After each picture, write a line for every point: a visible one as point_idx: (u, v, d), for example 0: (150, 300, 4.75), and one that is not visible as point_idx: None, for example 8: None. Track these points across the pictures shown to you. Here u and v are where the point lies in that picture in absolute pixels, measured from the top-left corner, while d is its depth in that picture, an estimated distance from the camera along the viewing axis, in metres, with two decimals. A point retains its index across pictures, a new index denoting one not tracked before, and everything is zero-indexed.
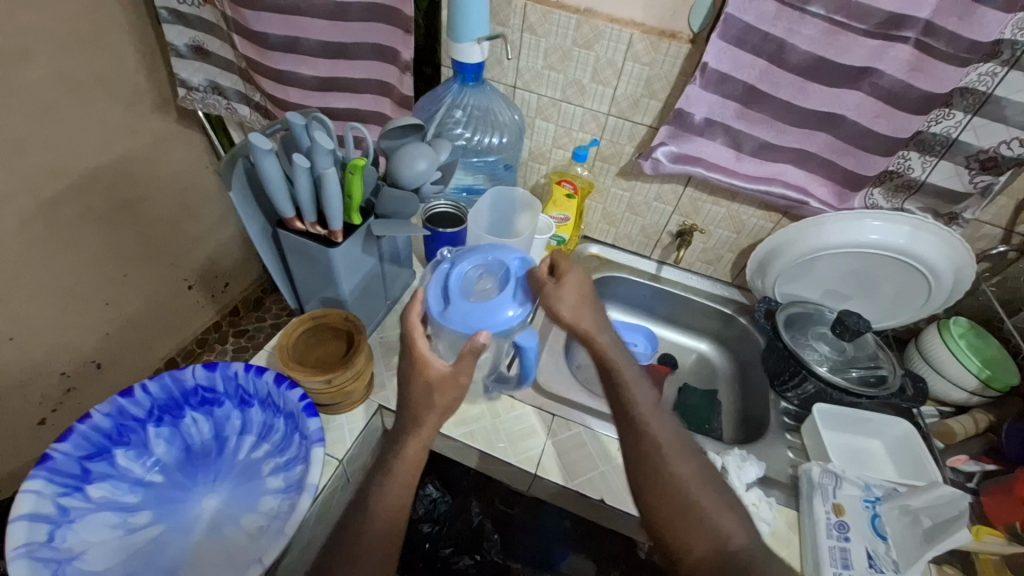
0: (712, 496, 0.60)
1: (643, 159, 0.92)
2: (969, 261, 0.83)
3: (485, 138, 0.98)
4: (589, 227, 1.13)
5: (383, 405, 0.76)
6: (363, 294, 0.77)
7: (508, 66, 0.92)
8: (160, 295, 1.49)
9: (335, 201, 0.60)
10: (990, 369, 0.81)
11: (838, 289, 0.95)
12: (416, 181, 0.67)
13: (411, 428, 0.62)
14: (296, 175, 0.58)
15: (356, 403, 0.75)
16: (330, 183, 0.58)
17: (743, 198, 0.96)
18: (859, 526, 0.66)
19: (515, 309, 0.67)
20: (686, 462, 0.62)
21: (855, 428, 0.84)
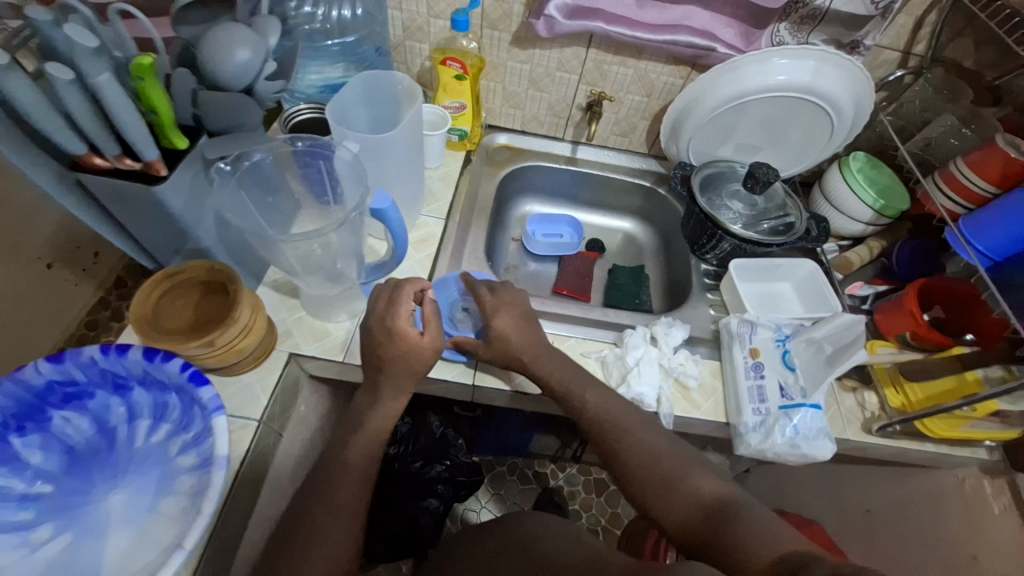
0: (625, 451, 0.63)
1: (535, 19, 0.79)
2: (867, 91, 0.82)
3: (337, 14, 0.80)
4: (492, 113, 1.02)
5: (295, 352, 0.70)
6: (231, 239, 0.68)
7: None
8: (18, 288, 1.05)
9: (131, 120, 0.50)
10: (884, 199, 0.84)
11: (748, 142, 0.92)
12: (244, 78, 0.57)
13: (377, 408, 0.62)
14: (62, 93, 0.46)
15: (261, 357, 0.67)
16: (113, 96, 0.47)
17: (649, 53, 0.87)
18: (773, 364, 0.72)
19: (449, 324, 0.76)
20: (599, 395, 0.67)
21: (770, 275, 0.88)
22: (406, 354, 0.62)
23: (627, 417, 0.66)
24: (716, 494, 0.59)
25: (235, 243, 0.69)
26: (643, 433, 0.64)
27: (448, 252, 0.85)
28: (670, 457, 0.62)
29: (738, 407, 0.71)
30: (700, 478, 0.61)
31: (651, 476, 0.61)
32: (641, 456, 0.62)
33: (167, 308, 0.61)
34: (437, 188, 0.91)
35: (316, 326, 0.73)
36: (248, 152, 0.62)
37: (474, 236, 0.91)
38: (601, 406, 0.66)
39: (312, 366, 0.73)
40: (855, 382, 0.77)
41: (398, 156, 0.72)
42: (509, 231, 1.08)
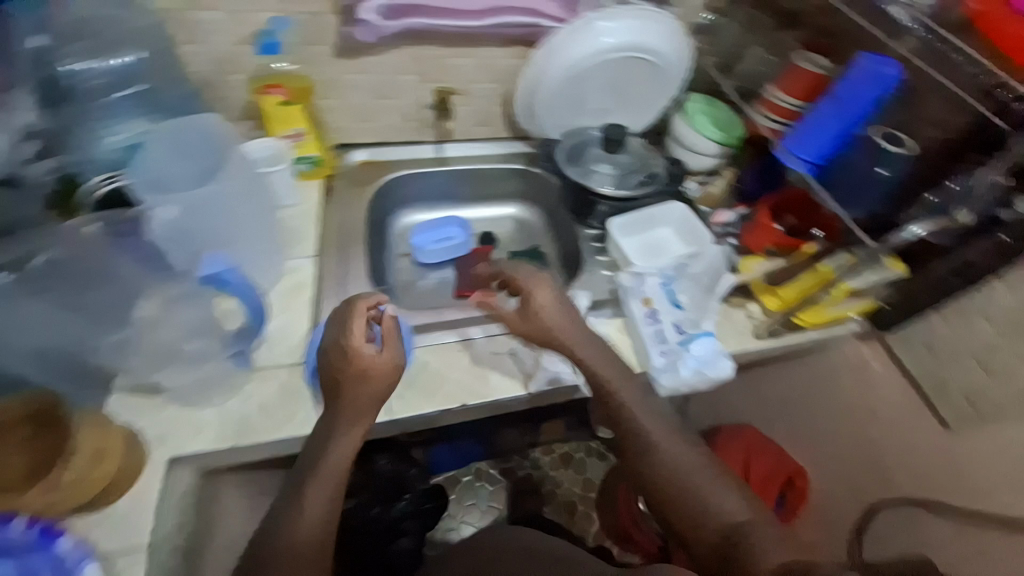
0: (658, 474, 0.65)
1: (355, 27, 0.76)
2: (684, 39, 0.88)
3: (111, 63, 0.70)
4: (343, 132, 0.94)
5: (176, 456, 0.62)
6: (52, 359, 0.59)
7: None
8: None
9: None
10: (725, 131, 0.92)
11: (597, 108, 0.94)
12: None
13: (329, 449, 0.61)
14: None
15: (131, 476, 0.59)
16: None
17: (483, 40, 0.85)
18: (663, 307, 0.78)
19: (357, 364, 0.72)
20: (654, 421, 0.68)
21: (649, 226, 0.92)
22: (360, 374, 0.62)
23: (663, 432, 0.67)
24: (732, 519, 0.60)
25: (60, 356, 0.59)
26: (670, 448, 0.66)
27: (329, 293, 0.81)
28: (692, 477, 0.64)
29: (646, 352, 0.76)
30: (715, 500, 0.62)
31: (673, 496, 0.64)
32: (665, 474, 0.65)
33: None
34: (300, 225, 0.84)
35: (195, 417, 0.65)
36: (42, 251, 0.57)
37: (357, 265, 0.85)
38: (626, 401, 0.69)
39: (204, 462, 0.65)
40: (741, 297, 0.84)
41: (229, 208, 0.66)
42: (397, 247, 1.03)
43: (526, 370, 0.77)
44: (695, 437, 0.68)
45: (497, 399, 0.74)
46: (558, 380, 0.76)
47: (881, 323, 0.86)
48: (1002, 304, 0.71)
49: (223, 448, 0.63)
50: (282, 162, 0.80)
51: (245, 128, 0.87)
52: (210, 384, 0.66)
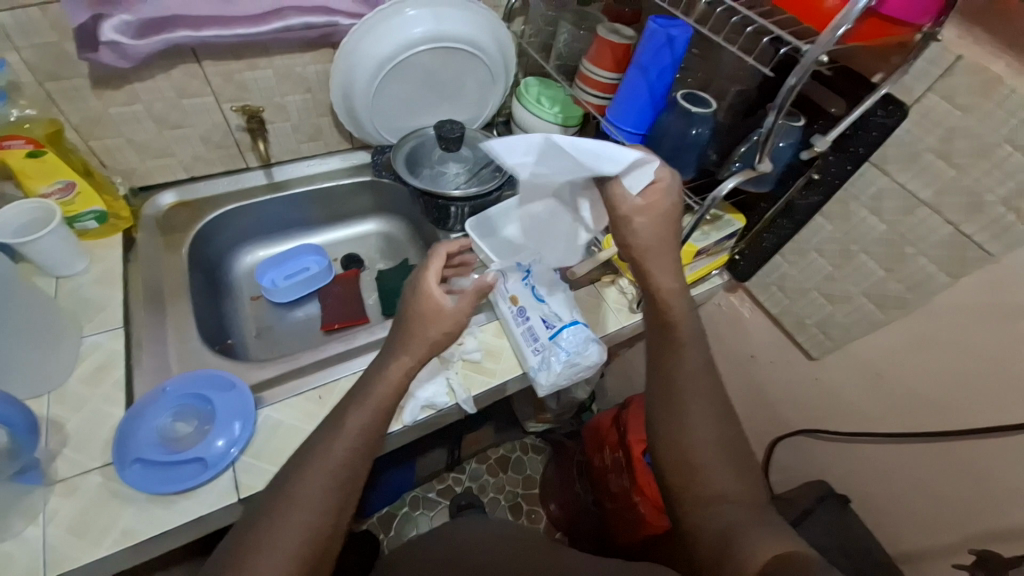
0: (667, 444, 0.56)
1: (93, 52, 0.63)
2: (498, 25, 0.84)
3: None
4: (137, 174, 0.81)
5: None
6: None
7: None
8: None
9: None
10: (564, 111, 0.89)
11: (423, 104, 0.88)
12: None
13: (323, 455, 0.50)
14: None
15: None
16: None
17: (276, 48, 0.76)
18: (531, 303, 0.73)
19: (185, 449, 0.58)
20: (697, 377, 0.57)
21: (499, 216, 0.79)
22: (424, 316, 0.54)
23: (693, 391, 0.56)
24: (731, 501, 0.52)
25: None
26: (699, 417, 0.55)
27: (143, 361, 0.66)
28: (709, 453, 0.54)
29: (523, 354, 0.72)
30: (722, 478, 0.53)
31: (675, 476, 0.55)
32: (684, 440, 0.54)
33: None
34: (93, 294, 0.70)
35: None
36: None
37: (179, 323, 0.72)
38: (680, 333, 0.58)
39: None
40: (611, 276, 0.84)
41: None
42: (244, 293, 0.90)
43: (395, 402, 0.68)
44: (729, 410, 0.56)
45: None
46: (432, 405, 0.68)
47: (737, 275, 0.87)
48: (826, 236, 0.72)
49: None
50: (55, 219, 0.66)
51: None
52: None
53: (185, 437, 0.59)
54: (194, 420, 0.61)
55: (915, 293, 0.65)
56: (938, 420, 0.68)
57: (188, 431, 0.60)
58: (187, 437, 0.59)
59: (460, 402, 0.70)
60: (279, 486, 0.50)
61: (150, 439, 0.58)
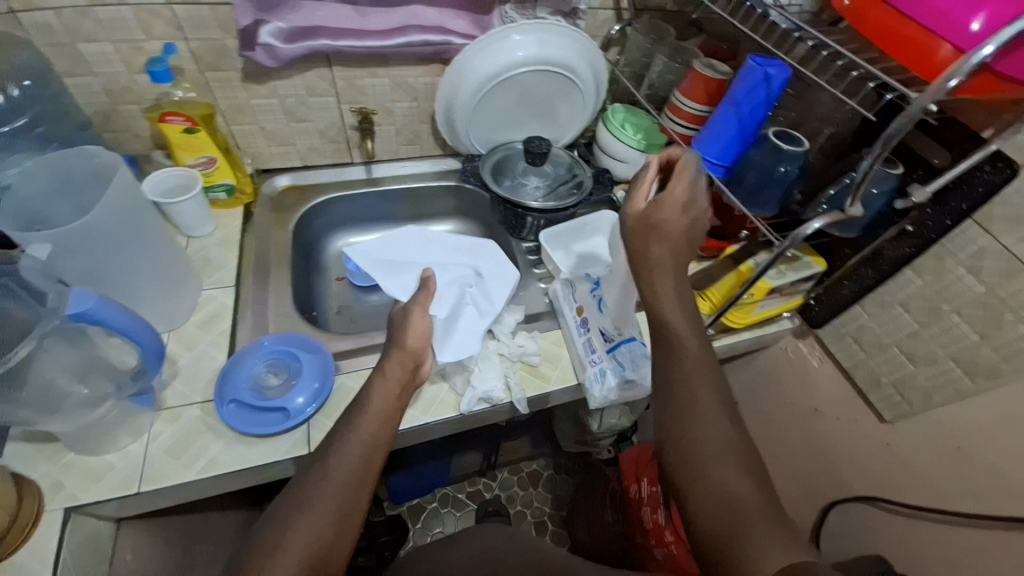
0: (672, 439, 0.51)
1: (251, 50, 0.74)
2: (597, 53, 0.89)
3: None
4: (261, 158, 0.92)
5: (74, 505, 0.55)
6: None
7: None
8: None
9: None
10: (646, 138, 0.92)
11: (516, 119, 0.95)
12: None
13: (370, 419, 0.59)
14: None
15: (27, 526, 0.52)
16: None
17: (396, 59, 0.85)
18: (595, 315, 0.74)
19: (270, 401, 0.64)
20: (700, 378, 0.54)
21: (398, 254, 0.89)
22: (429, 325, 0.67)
23: (698, 382, 0.53)
24: (742, 496, 0.46)
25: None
26: (709, 420, 0.51)
27: (247, 317, 0.75)
28: (713, 446, 0.49)
29: (582, 364, 0.74)
30: (733, 472, 0.48)
31: (678, 469, 0.50)
32: (691, 439, 0.50)
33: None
34: (215, 254, 0.80)
35: (91, 465, 0.57)
36: None
37: (278, 291, 0.81)
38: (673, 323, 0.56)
39: (110, 511, 0.58)
40: None
41: (116, 244, 0.62)
42: (330, 275, 0.99)
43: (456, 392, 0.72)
44: (734, 411, 0.52)
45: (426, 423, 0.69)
46: (489, 399, 0.71)
47: (810, 320, 0.85)
48: (914, 291, 0.69)
49: (125, 495, 0.55)
50: (195, 187, 0.78)
51: (159, 156, 0.85)
52: (110, 427, 0.58)
53: (272, 387, 0.66)
54: (282, 376, 0.68)
55: (1011, 365, 0.60)
56: (1018, 506, 0.62)
57: (277, 384, 0.67)
58: (273, 389, 0.66)
59: (515, 401, 0.72)
60: (345, 442, 0.57)
61: (244, 382, 0.65)
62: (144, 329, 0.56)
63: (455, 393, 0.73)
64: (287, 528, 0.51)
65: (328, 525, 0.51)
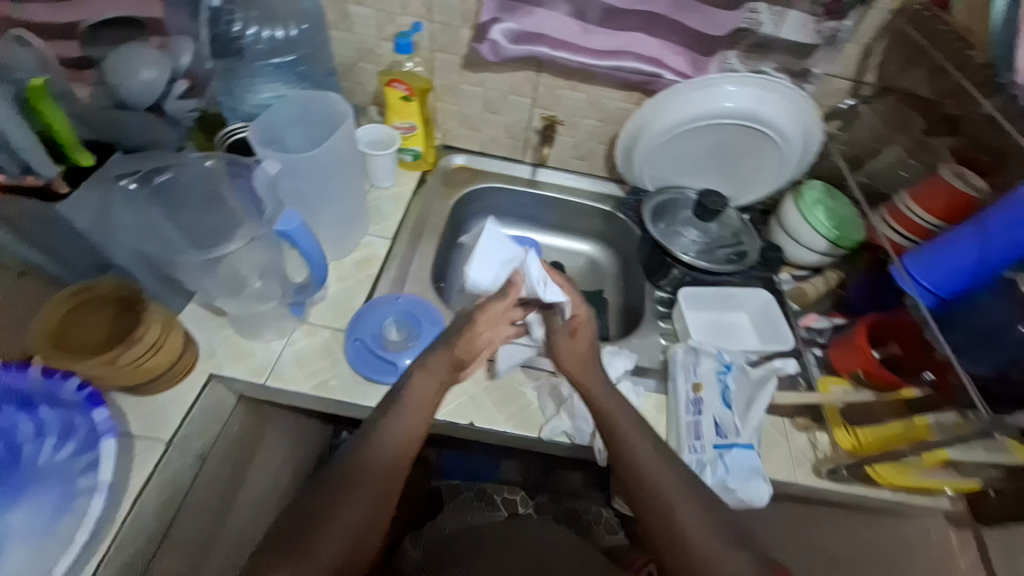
0: (664, 515, 0.56)
1: (480, 43, 0.81)
2: (816, 122, 0.81)
3: (271, 34, 0.80)
4: (449, 135, 1.01)
5: (218, 372, 0.66)
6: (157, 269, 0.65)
7: None
8: None
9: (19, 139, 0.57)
10: (839, 229, 0.82)
11: (698, 166, 0.91)
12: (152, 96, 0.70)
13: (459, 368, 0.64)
14: None
15: (177, 376, 0.63)
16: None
17: (600, 79, 0.86)
18: (712, 400, 0.68)
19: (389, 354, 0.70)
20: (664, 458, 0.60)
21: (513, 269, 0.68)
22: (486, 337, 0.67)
23: (665, 472, 0.59)
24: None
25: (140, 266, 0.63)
26: (686, 503, 0.56)
27: (391, 270, 0.83)
28: (704, 533, 0.54)
29: (677, 443, 0.67)
30: (730, 559, 0.53)
31: (679, 547, 0.54)
32: (673, 523, 0.55)
33: (80, 323, 0.57)
34: (386, 208, 0.91)
35: (241, 346, 0.69)
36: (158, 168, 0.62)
37: (421, 256, 0.88)
38: (599, 400, 0.65)
39: (238, 388, 0.68)
40: (808, 421, 0.74)
41: (324, 175, 0.72)
42: None
43: (543, 415, 0.71)
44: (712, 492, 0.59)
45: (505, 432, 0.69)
46: (571, 436, 0.69)
47: (980, 513, 0.69)
48: None
49: (254, 381, 0.66)
50: (392, 147, 0.88)
51: (373, 111, 0.98)
52: (266, 322, 0.69)
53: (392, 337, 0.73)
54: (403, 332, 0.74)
55: None
56: None
57: (395, 338, 0.73)
58: (391, 342, 0.72)
59: (596, 450, 0.68)
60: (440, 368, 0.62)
61: (369, 327, 0.73)
62: (321, 257, 0.64)
63: (540, 415, 0.71)
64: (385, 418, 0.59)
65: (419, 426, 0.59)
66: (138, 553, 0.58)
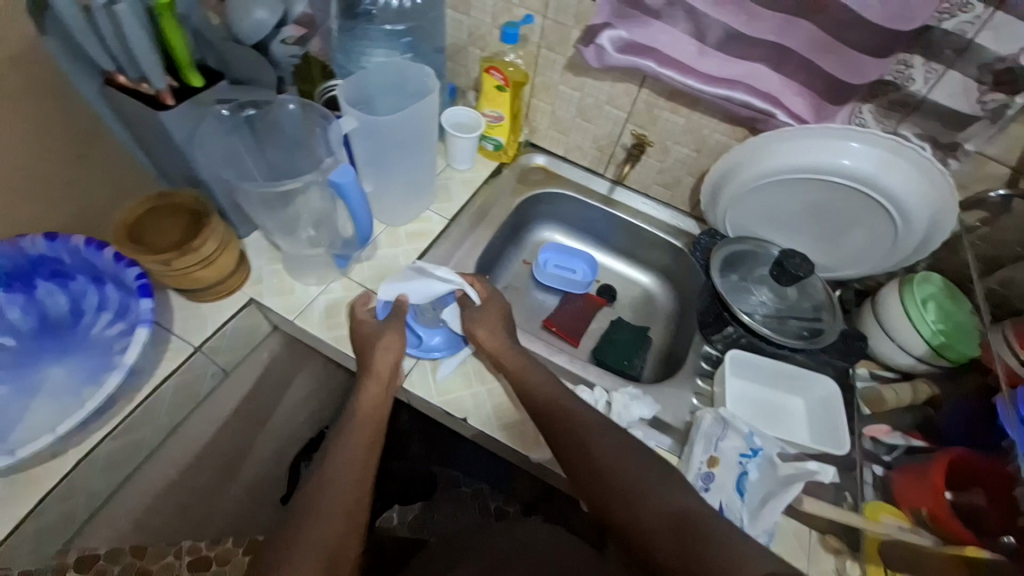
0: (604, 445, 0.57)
1: (585, 46, 0.78)
2: (951, 207, 0.68)
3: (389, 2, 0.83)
4: (536, 132, 1.00)
5: (257, 299, 0.71)
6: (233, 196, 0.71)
7: None
8: None
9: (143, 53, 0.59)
10: (947, 337, 0.68)
11: (791, 223, 0.81)
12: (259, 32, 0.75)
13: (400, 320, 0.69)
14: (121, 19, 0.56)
15: (223, 291, 0.69)
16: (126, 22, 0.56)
17: (705, 107, 0.80)
18: (726, 482, 0.62)
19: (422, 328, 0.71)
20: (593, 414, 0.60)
21: (424, 283, 0.71)
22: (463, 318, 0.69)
23: (590, 421, 0.59)
24: (687, 505, 0.51)
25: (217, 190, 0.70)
26: (613, 438, 0.58)
27: (439, 249, 0.84)
28: (633, 465, 0.55)
29: None
30: (665, 484, 0.53)
31: (616, 489, 0.54)
32: (604, 457, 0.56)
33: (156, 223, 0.64)
34: (454, 189, 0.92)
35: (283, 282, 0.73)
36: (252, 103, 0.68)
37: (473, 243, 0.88)
38: (529, 371, 0.65)
39: (273, 319, 0.73)
40: (841, 544, 0.62)
41: (397, 143, 0.74)
42: (523, 251, 1.02)
43: (537, 435, 0.66)
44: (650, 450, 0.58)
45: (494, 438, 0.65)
46: (559, 467, 0.64)
47: None
48: None
49: (284, 316, 0.70)
50: (475, 132, 0.89)
51: (470, 95, 0.99)
52: (310, 265, 0.73)
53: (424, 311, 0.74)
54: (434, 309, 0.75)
55: None
56: None
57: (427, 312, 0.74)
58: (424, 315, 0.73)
59: None
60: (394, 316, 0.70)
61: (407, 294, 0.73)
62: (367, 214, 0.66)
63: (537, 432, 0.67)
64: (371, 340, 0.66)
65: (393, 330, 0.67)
66: (148, 435, 0.64)
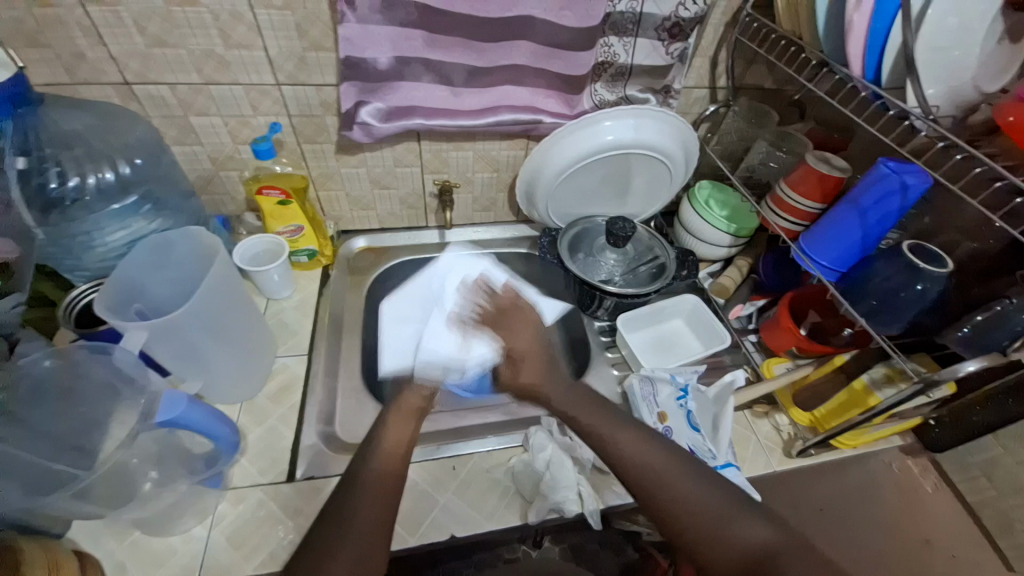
0: (672, 489, 0.52)
1: (349, 129, 0.76)
2: (689, 136, 0.86)
3: (98, 179, 0.69)
4: (342, 220, 0.94)
5: None
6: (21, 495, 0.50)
7: (107, 63, 0.67)
8: None
9: None
10: (736, 222, 0.88)
11: (598, 195, 0.92)
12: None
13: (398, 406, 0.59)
14: None
15: None
16: None
17: (482, 135, 0.85)
18: (680, 426, 0.69)
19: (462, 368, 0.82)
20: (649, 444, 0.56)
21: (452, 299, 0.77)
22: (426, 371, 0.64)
23: (670, 465, 0.54)
24: (762, 544, 0.49)
25: (11, 517, 0.50)
26: (687, 479, 0.53)
27: (317, 390, 0.74)
28: (715, 509, 0.51)
29: None
30: (740, 523, 0.50)
31: (683, 519, 0.51)
32: (678, 491, 0.52)
33: None
34: (293, 320, 0.82)
35: (155, 549, 0.56)
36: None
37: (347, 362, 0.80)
38: (608, 424, 0.59)
39: None
40: (766, 406, 0.76)
41: (207, 322, 0.63)
42: None
43: (525, 497, 0.65)
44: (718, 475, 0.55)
45: (491, 531, 0.62)
46: (559, 510, 0.63)
47: (928, 444, 0.74)
48: None
49: None
50: (280, 256, 0.80)
51: (250, 218, 0.88)
52: (177, 511, 0.57)
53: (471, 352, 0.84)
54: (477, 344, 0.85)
55: None
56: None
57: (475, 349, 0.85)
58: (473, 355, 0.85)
59: (586, 514, 0.63)
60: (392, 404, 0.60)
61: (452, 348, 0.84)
62: (215, 420, 0.57)
63: (521, 498, 0.65)
64: (380, 431, 0.56)
65: (405, 439, 0.56)
66: None
